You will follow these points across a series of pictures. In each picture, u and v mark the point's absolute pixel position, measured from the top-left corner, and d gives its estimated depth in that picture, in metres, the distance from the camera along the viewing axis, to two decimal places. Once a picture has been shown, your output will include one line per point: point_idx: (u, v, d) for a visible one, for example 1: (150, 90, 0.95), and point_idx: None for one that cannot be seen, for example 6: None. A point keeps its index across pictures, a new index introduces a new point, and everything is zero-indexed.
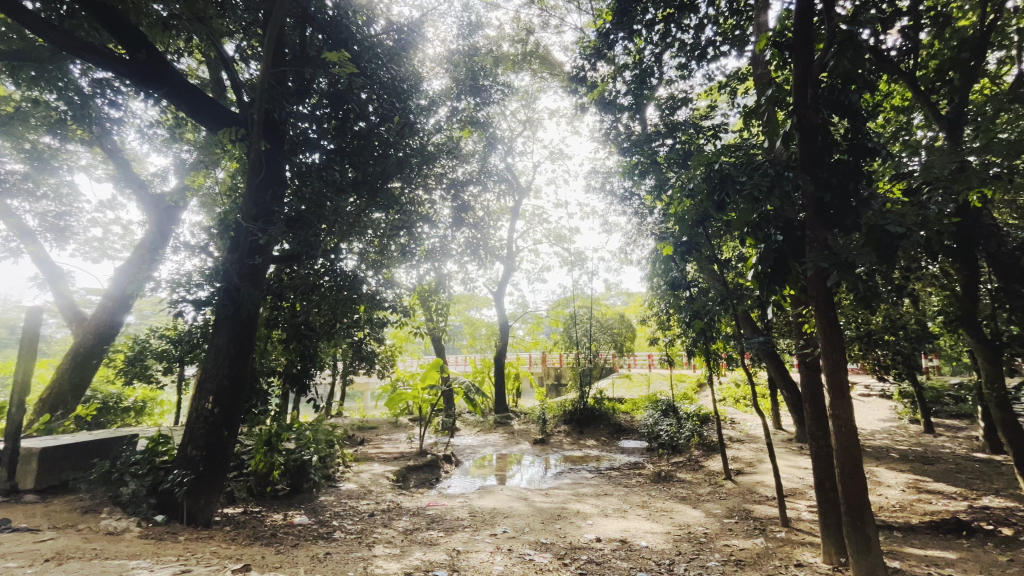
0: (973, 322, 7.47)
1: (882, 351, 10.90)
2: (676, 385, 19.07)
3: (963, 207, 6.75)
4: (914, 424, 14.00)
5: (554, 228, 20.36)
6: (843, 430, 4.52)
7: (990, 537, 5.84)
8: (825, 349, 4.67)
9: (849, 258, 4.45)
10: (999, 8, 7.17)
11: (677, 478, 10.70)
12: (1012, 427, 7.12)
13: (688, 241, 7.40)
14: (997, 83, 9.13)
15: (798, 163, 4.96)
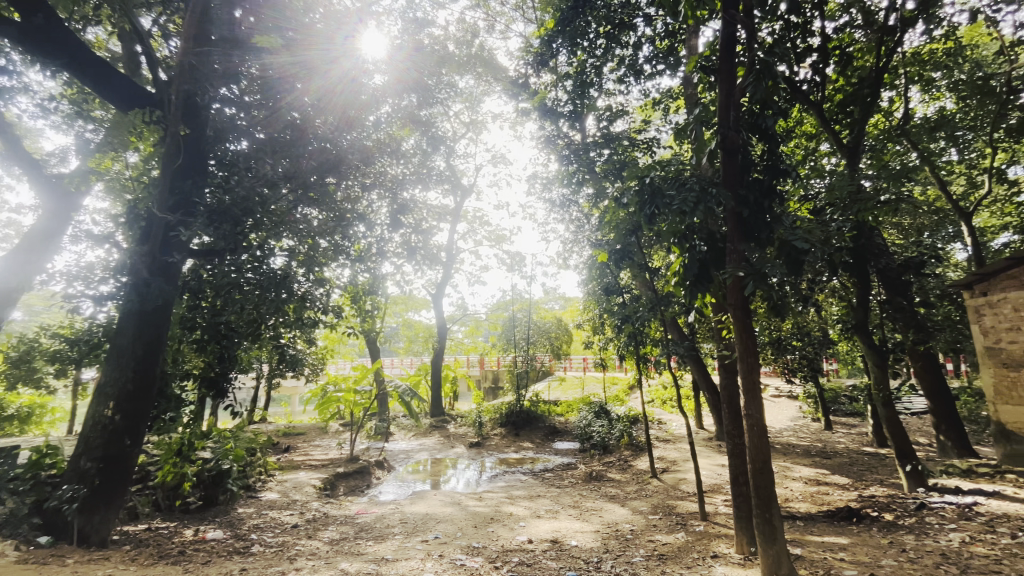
0: (866, 331, 8.08)
1: (791, 356, 11.93)
2: (609, 387, 19.77)
3: (859, 228, 7.56)
4: (816, 422, 15.43)
5: (495, 231, 20.44)
6: (754, 428, 4.90)
7: (875, 522, 6.53)
8: (740, 353, 5.03)
9: (763, 270, 4.82)
10: (892, 52, 8.10)
11: (607, 477, 11.07)
12: (895, 423, 7.96)
13: (622, 250, 7.72)
14: (889, 118, 10.31)
15: (722, 179, 5.31)
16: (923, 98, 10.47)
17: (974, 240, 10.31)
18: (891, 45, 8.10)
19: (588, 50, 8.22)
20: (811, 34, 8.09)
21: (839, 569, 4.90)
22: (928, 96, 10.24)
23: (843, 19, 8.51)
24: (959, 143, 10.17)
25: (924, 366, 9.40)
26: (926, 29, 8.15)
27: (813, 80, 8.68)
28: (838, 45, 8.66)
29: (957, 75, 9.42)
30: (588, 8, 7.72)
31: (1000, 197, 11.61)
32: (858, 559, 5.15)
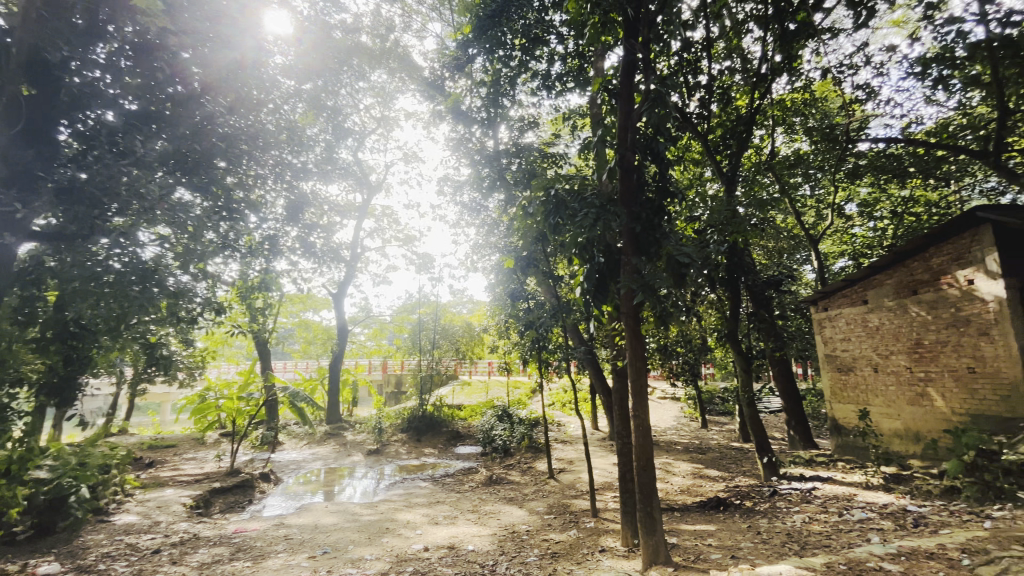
0: (735, 339, 9.13)
1: (676, 361, 13.10)
2: (512, 391, 20.15)
3: (731, 247, 8.56)
4: (694, 421, 17.08)
5: (404, 231, 19.89)
6: (640, 428, 5.29)
7: (737, 509, 7.38)
8: (631, 359, 5.40)
9: (652, 282, 5.28)
10: (763, 97, 9.29)
11: (507, 479, 11.27)
12: (757, 422, 9.03)
13: (528, 257, 7.96)
14: (759, 153, 11.80)
15: (619, 196, 5.72)
16: (785, 138, 12.14)
17: (820, 263, 12.14)
18: (763, 90, 9.27)
19: (504, 62, 8.37)
20: (699, 72, 9.01)
21: (707, 553, 5.44)
22: (789, 137, 11.90)
23: (726, 62, 9.59)
24: (811, 181, 11.94)
25: (779, 370, 10.85)
26: (789, 80, 9.47)
27: (700, 113, 9.68)
28: (721, 85, 9.73)
29: (811, 122, 11.06)
30: (503, 19, 7.88)
31: (839, 228, 13.82)
32: (722, 543, 5.78)
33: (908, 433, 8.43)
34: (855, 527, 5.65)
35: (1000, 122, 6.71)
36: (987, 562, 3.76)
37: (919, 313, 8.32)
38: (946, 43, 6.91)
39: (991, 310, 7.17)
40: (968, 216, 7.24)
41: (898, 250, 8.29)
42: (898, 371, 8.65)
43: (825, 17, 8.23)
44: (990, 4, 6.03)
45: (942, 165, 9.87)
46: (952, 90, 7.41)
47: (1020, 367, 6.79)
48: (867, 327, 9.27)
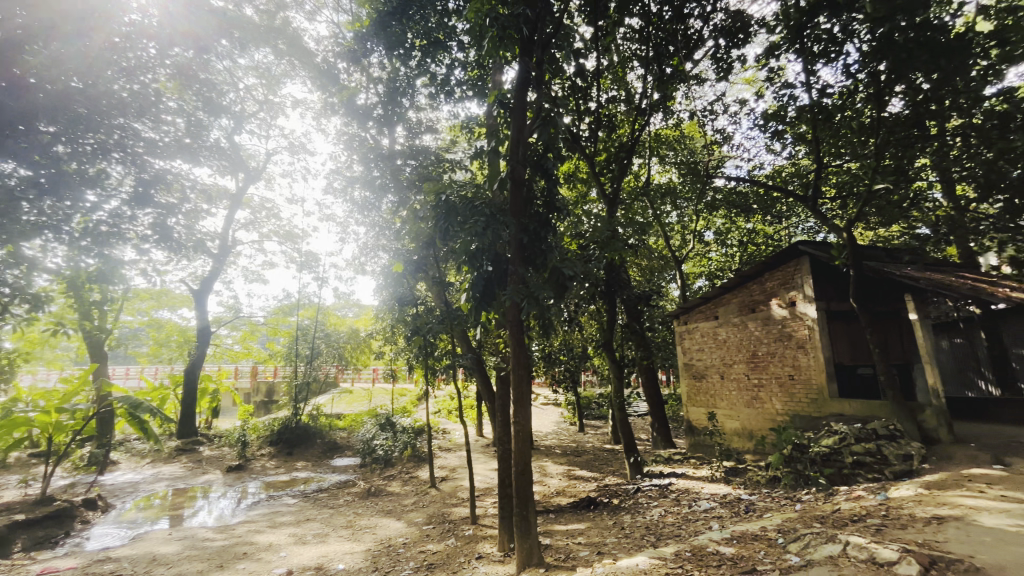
0: (610, 348, 9.83)
1: (558, 368, 13.77)
2: (397, 399, 19.55)
3: (610, 264, 9.28)
4: (572, 426, 18.09)
5: (285, 225, 18.31)
6: (521, 434, 5.45)
7: (606, 507, 7.94)
8: (514, 366, 5.56)
9: (535, 293, 5.51)
10: (642, 128, 10.23)
11: (386, 491, 10.84)
12: (626, 425, 9.78)
13: (418, 261, 7.83)
14: (637, 179, 13.01)
15: (509, 207, 5.89)
16: (658, 168, 13.52)
17: (683, 282, 13.66)
18: (642, 123, 10.22)
19: (402, 61, 8.17)
20: (588, 99, 9.66)
21: (576, 551, 5.76)
22: (661, 168, 13.29)
23: (612, 94, 10.48)
24: (677, 208, 13.45)
25: (646, 378, 11.94)
26: (664, 117, 10.58)
27: (588, 137, 10.40)
28: (607, 113, 10.56)
29: (680, 156, 12.47)
30: (403, 16, 7.70)
31: (698, 252, 15.70)
32: (590, 541, 6.16)
33: (745, 431, 9.82)
34: (700, 517, 6.40)
35: (816, 174, 8.14)
36: (795, 539, 4.48)
37: (756, 328, 9.73)
38: (781, 104, 8.29)
39: (805, 328, 8.64)
40: (792, 248, 8.67)
41: (742, 273, 9.65)
42: (739, 378, 10.04)
43: (694, 65, 9.35)
44: (812, 76, 7.30)
45: (776, 205, 11.73)
46: (785, 143, 8.84)
47: (824, 375, 8.25)
48: (717, 339, 10.66)
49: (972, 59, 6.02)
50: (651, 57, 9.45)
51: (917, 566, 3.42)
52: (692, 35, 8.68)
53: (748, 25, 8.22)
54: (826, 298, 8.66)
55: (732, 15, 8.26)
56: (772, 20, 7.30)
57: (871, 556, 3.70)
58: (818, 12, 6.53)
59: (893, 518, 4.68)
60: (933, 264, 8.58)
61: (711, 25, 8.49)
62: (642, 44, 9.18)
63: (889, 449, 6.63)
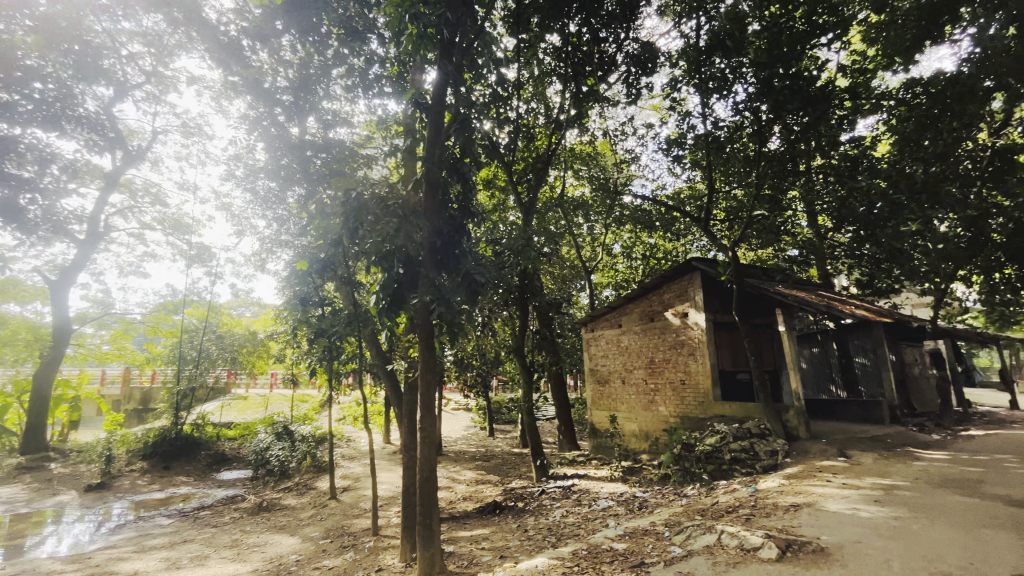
0: (521, 353, 10.01)
1: (469, 372, 13.74)
2: (297, 406, 18.28)
3: (523, 272, 9.46)
4: (482, 431, 18.15)
5: (172, 213, 16.43)
6: (427, 441, 5.40)
7: (510, 510, 8.05)
8: (422, 370, 5.52)
9: (446, 296, 5.49)
10: (559, 142, 10.61)
11: (280, 505, 10.07)
12: (533, 429, 10.00)
13: (325, 260, 7.41)
14: (552, 190, 13.47)
15: (423, 209, 5.83)
16: (572, 182, 14.09)
17: (591, 292, 14.34)
18: (558, 137, 10.62)
19: (317, 49, 7.72)
20: (509, 108, 9.82)
21: (479, 557, 5.76)
22: (575, 181, 13.86)
23: (531, 106, 10.79)
24: (589, 221, 14.11)
25: (555, 382, 12.35)
26: (579, 133, 11.05)
27: (507, 145, 10.56)
28: (526, 124, 10.83)
29: (592, 172, 13.10)
30: (321, 3, 7.30)
31: (607, 263, 16.56)
32: (493, 545, 6.20)
33: (642, 432, 10.51)
34: (598, 515, 6.73)
35: (708, 197, 8.98)
36: (679, 532, 4.86)
37: (654, 336, 10.45)
38: (681, 131, 9.05)
39: (696, 337, 9.46)
40: (688, 263, 9.45)
41: (644, 285, 10.35)
42: (638, 383, 10.73)
43: (608, 88, 9.91)
44: (708, 109, 8.06)
45: (675, 224, 12.79)
46: (684, 168, 9.65)
47: (710, 380, 9.08)
48: (620, 346, 11.31)
49: (829, 109, 7.10)
50: (569, 75, 9.87)
51: (776, 550, 3.88)
52: (607, 59, 9.22)
53: (655, 57, 8.90)
54: (713, 311, 9.56)
55: (642, 45, 8.88)
56: (676, 54, 7.96)
57: (740, 543, 4.12)
58: (713, 53, 7.26)
59: (760, 508, 5.27)
60: (799, 283, 9.82)
61: (624, 52, 9.06)
62: (561, 61, 9.56)
63: (760, 446, 7.47)
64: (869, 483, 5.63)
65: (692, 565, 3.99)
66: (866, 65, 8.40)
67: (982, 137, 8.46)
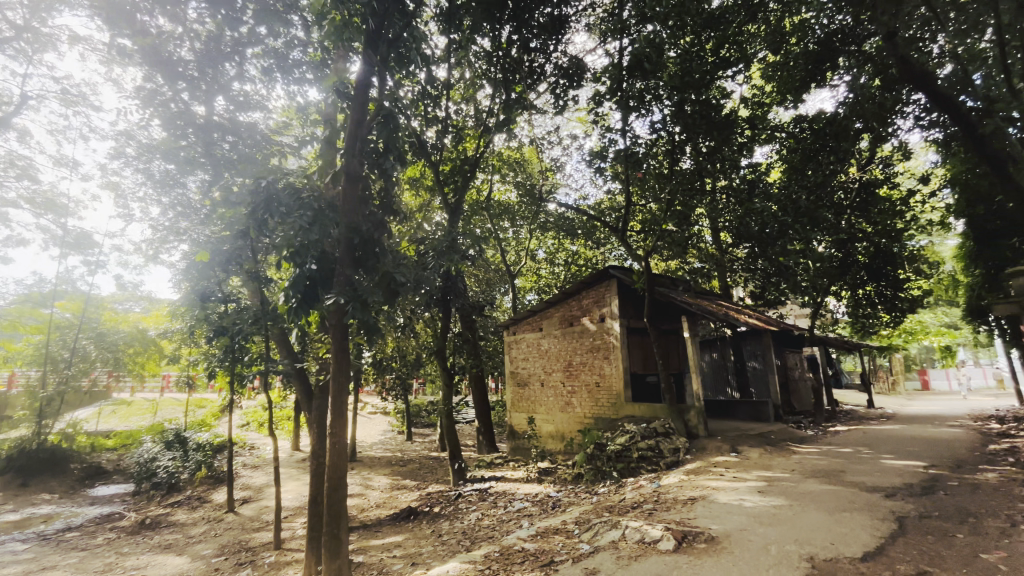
0: (443, 356, 9.87)
1: (388, 374, 13.33)
2: (193, 411, 16.67)
3: (447, 273, 9.34)
4: (401, 435, 17.69)
5: (45, 191, 14.32)
6: (337, 447, 5.22)
7: (426, 516, 7.89)
8: (334, 373, 5.31)
9: (362, 295, 5.29)
10: (486, 145, 10.66)
11: (168, 521, 9.09)
12: (453, 432, 9.87)
13: (230, 252, 6.83)
14: (479, 193, 13.51)
15: (341, 203, 5.58)
16: (500, 186, 14.21)
17: (515, 295, 14.54)
18: (487, 141, 10.66)
19: (228, 25, 7.06)
20: (438, 107, 9.70)
21: (389, 566, 5.59)
22: (503, 186, 13.98)
23: (461, 108, 10.77)
24: (515, 225, 14.28)
25: (475, 384, 12.34)
26: (507, 138, 11.16)
27: (436, 144, 10.40)
28: (455, 124, 10.75)
29: (519, 177, 13.31)
30: None
31: (531, 268, 16.87)
32: (406, 553, 6.04)
33: (558, 434, 10.82)
34: (512, 517, 6.80)
35: (625, 210, 9.48)
36: (587, 530, 5.04)
37: (573, 340, 10.81)
38: (603, 145, 9.47)
39: (611, 341, 9.93)
40: (605, 271, 9.91)
41: (564, 291, 10.66)
42: (556, 385, 11.02)
43: (537, 96, 10.15)
44: (629, 127, 8.53)
45: (596, 232, 13.32)
46: (605, 180, 10.10)
47: (623, 383, 9.56)
48: (540, 349, 11.57)
49: (731, 134, 7.94)
50: (500, 80, 9.97)
51: (673, 542, 4.16)
52: (536, 69, 9.41)
53: (582, 71, 9.24)
54: (627, 316, 10.09)
55: (570, 59, 9.20)
56: (601, 71, 8.35)
57: (642, 536, 4.38)
58: (633, 74, 7.71)
59: (661, 502, 5.62)
60: (702, 293, 10.65)
61: (553, 64, 9.33)
62: (491, 65, 9.61)
63: (664, 444, 7.98)
64: (755, 476, 6.22)
65: (597, 561, 4.15)
66: (763, 99, 9.27)
67: (853, 171, 9.72)
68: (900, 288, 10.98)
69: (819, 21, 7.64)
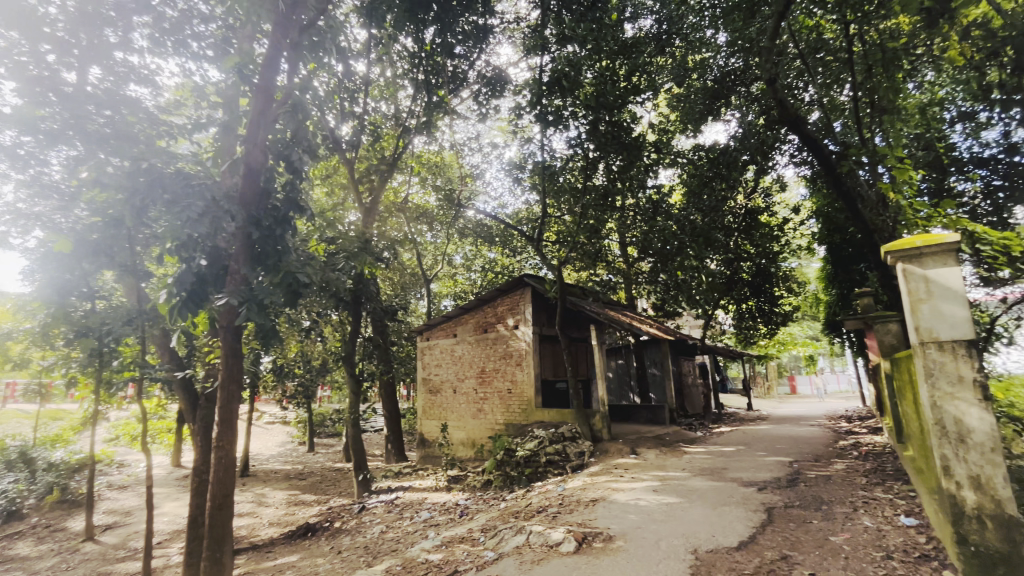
0: (351, 362, 9.40)
1: (291, 381, 12.51)
2: (45, 424, 14.31)
3: (358, 275, 8.96)
4: (302, 447, 16.61)
5: None
6: (223, 462, 4.92)
7: (325, 532, 7.43)
8: (223, 382, 5.00)
9: (258, 296, 4.86)
10: (405, 147, 10.44)
11: (4, 556, 7.69)
12: (358, 441, 9.40)
13: (101, 242, 6.02)
14: (396, 194, 13.18)
15: (238, 195, 5.12)
16: (418, 190, 13.98)
17: (429, 301, 14.34)
18: (407, 142, 10.43)
19: None
20: (356, 103, 9.34)
21: None
22: (421, 189, 13.78)
23: (380, 105, 10.47)
24: (432, 229, 14.12)
25: (385, 392, 11.92)
26: (426, 141, 11.01)
27: (351, 140, 9.99)
28: (373, 122, 10.40)
29: (438, 181, 13.20)
30: None
31: (448, 273, 16.76)
32: (300, 573, 5.66)
33: (469, 440, 10.80)
34: (418, 528, 6.63)
35: (541, 221, 9.70)
36: (493, 537, 5.06)
37: (486, 347, 10.85)
38: (523, 157, 9.67)
39: (523, 348, 10.11)
40: (520, 279, 10.10)
41: (479, 298, 10.67)
42: (468, 392, 10.99)
43: (460, 102, 10.17)
44: (547, 141, 8.80)
45: (513, 241, 13.56)
46: (523, 190, 10.33)
47: (533, 389, 9.77)
48: (454, 355, 11.48)
49: (640, 156, 8.46)
50: (422, 82, 9.83)
51: (574, 543, 4.32)
52: (460, 73, 9.50)
53: (504, 82, 9.40)
54: (540, 324, 10.35)
55: (493, 69, 9.32)
56: (522, 84, 8.55)
57: (545, 540, 4.49)
58: (551, 89, 7.98)
59: (565, 505, 5.81)
60: (610, 303, 11.22)
61: (476, 72, 9.42)
62: (413, 66, 9.43)
63: (570, 448, 8.29)
64: (651, 476, 6.65)
65: (501, 568, 4.18)
66: (668, 127, 10.06)
67: (740, 199, 10.87)
68: (776, 304, 12.40)
69: (717, 62, 8.60)
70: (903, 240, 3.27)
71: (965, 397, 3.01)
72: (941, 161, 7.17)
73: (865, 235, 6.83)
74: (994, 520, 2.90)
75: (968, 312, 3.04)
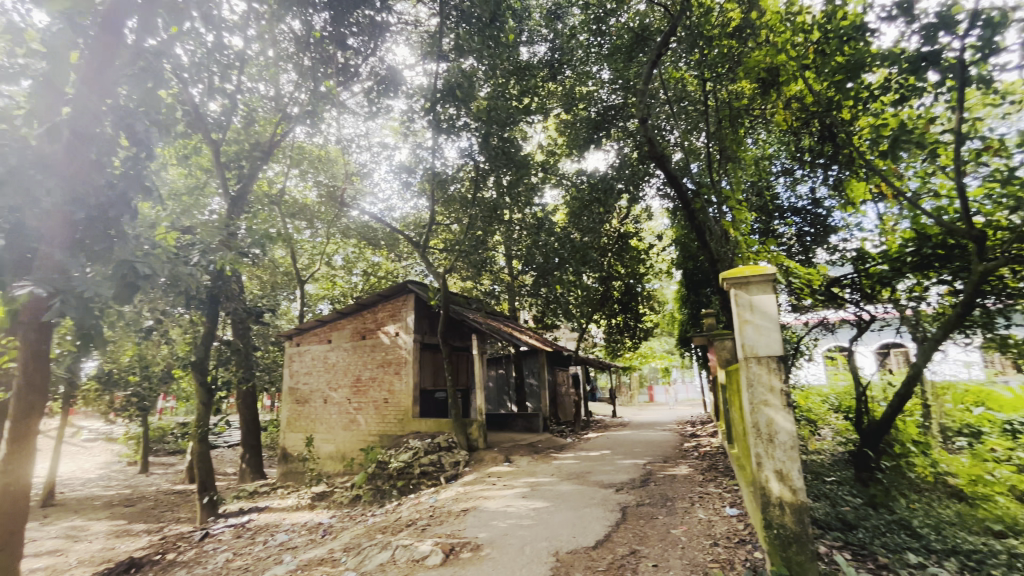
0: (202, 369, 8.29)
1: (121, 389, 10.66)
2: None
3: (217, 272, 7.98)
4: (132, 467, 14.18)
5: None
6: (12, 491, 4.40)
7: (154, 566, 6.38)
8: (18, 394, 4.34)
9: (78, 289, 4.00)
10: (284, 134, 9.61)
11: None
12: (205, 458, 8.28)
13: None
14: (270, 184, 12.07)
15: (60, 165, 4.24)
16: (297, 182, 12.96)
17: (302, 304, 13.28)
18: (286, 130, 9.60)
19: None
20: (227, 80, 8.40)
21: None
22: (300, 183, 12.79)
23: (257, 86, 9.54)
24: (311, 227, 13.20)
25: (243, 402, 10.72)
26: (309, 132, 10.22)
27: (219, 120, 8.94)
28: (248, 104, 9.45)
29: (320, 176, 12.38)
30: None
31: (326, 274, 15.73)
32: None
33: (338, 454, 10.15)
34: (271, 553, 6.02)
35: (428, 228, 9.55)
36: (356, 554, 4.79)
37: (362, 354, 10.32)
38: (413, 161, 9.52)
39: (403, 356, 9.80)
40: (403, 285, 9.82)
41: (357, 302, 10.12)
42: (340, 401, 10.35)
43: (349, 96, 9.67)
44: (439, 148, 8.76)
45: (398, 245, 13.17)
46: (412, 195, 10.13)
47: (411, 400, 9.51)
48: (326, 362, 10.75)
49: (525, 174, 8.68)
50: (307, 68, 9.16)
51: (440, 555, 4.26)
52: (351, 67, 9.04)
53: (398, 83, 9.16)
54: (421, 332, 10.15)
55: (387, 67, 9.04)
56: (417, 88, 8.46)
57: (410, 555, 4.36)
58: (445, 98, 7.80)
59: (436, 517, 5.71)
60: (491, 314, 11.35)
61: (369, 66, 9.04)
62: (298, 50, 8.75)
63: (445, 458, 8.19)
64: (522, 483, 6.84)
65: None
66: (556, 149, 10.58)
67: (614, 223, 11.85)
68: (640, 320, 13.65)
69: (600, 96, 9.35)
70: (736, 269, 3.82)
71: (774, 403, 3.60)
72: (769, 206, 8.55)
73: (711, 264, 7.86)
74: (790, 506, 3.48)
75: (780, 333, 3.65)
